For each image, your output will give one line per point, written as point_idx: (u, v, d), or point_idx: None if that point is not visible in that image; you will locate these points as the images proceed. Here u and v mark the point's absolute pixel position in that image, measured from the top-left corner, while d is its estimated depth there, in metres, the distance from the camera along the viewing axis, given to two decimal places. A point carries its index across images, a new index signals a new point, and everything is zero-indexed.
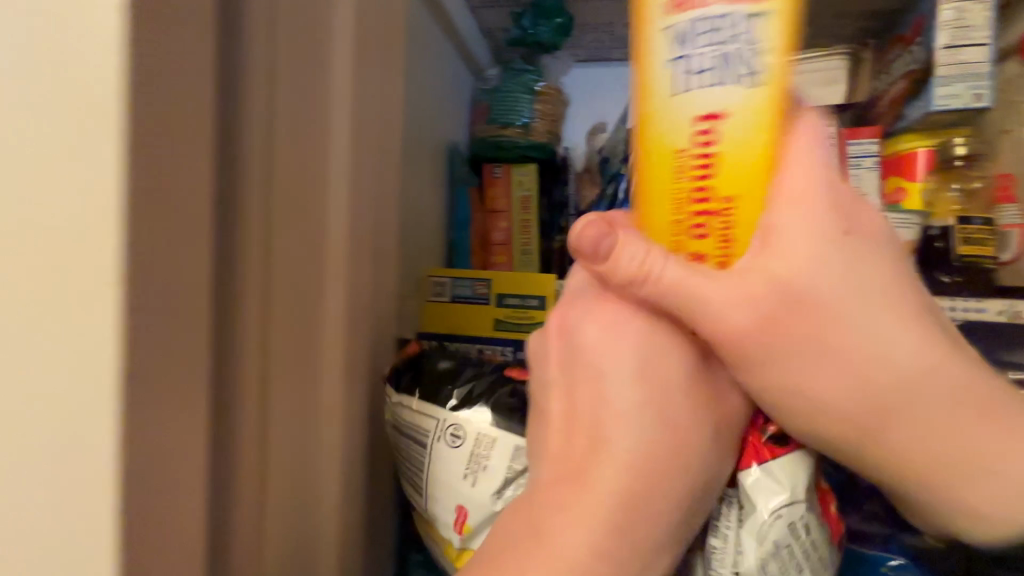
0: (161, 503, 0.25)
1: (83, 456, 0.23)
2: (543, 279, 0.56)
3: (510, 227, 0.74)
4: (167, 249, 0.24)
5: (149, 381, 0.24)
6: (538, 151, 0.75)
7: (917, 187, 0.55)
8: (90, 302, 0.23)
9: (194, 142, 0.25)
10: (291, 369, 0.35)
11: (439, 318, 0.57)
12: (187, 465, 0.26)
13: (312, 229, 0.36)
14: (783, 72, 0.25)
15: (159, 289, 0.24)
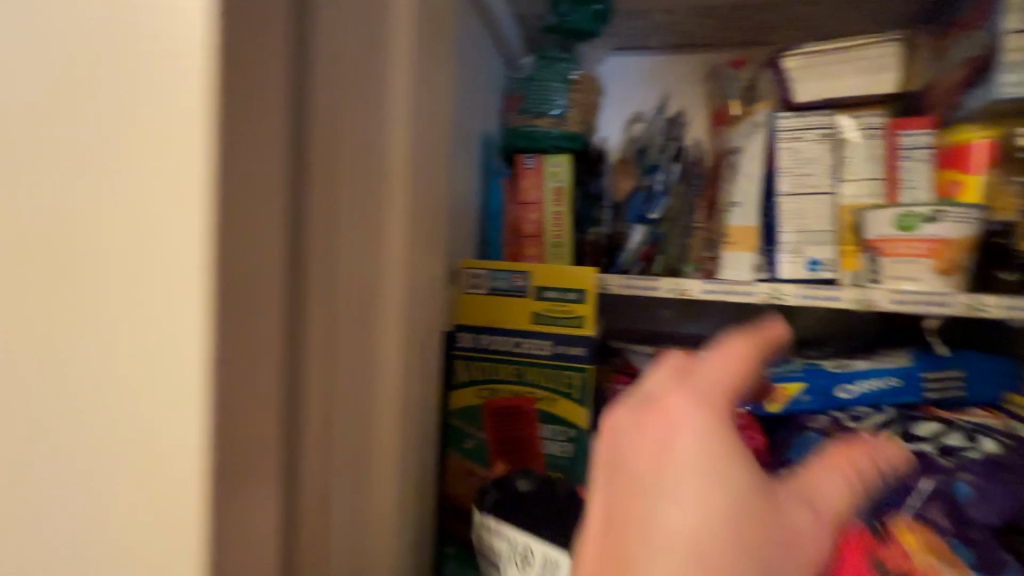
0: (244, 472, 0.26)
1: (173, 451, 0.25)
2: (584, 274, 0.55)
3: (541, 219, 0.72)
4: (249, 234, 0.25)
5: (234, 382, 0.25)
6: (569, 142, 0.73)
7: (975, 179, 0.57)
8: (181, 308, 0.24)
9: (272, 152, 0.26)
10: (349, 366, 0.36)
11: (477, 309, 0.57)
12: (260, 442, 0.27)
13: (362, 227, 0.37)
14: None
15: (241, 294, 0.25)
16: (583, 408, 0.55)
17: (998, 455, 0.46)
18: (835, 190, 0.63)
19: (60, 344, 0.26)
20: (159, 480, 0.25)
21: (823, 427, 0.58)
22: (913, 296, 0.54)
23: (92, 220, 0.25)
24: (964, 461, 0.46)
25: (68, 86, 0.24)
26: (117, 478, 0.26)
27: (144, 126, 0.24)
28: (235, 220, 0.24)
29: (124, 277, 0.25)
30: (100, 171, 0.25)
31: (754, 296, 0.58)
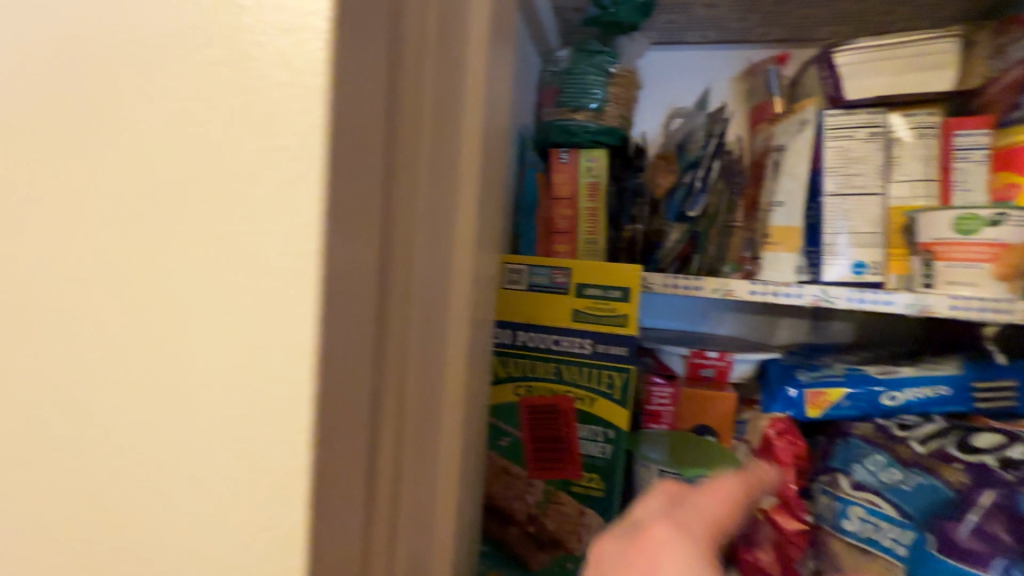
0: (343, 511, 0.22)
1: (265, 490, 0.20)
2: (628, 271, 0.53)
3: (575, 216, 0.71)
4: (357, 227, 0.20)
5: (335, 410, 0.20)
6: (606, 137, 0.71)
7: None
8: (279, 314, 0.19)
9: (374, 120, 0.21)
10: (435, 386, 0.30)
11: (515, 305, 0.56)
12: (356, 477, 0.22)
13: (452, 213, 0.30)
14: None
15: (344, 298, 0.20)
16: (624, 410, 0.54)
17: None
18: (885, 191, 0.61)
19: (115, 353, 0.22)
20: (246, 523, 0.21)
21: (867, 434, 0.55)
22: (970, 302, 0.52)
23: (150, 212, 0.21)
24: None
25: (123, 51, 0.20)
26: (179, 513, 0.22)
27: (226, 89, 0.19)
28: (343, 207, 0.19)
29: (196, 279, 0.20)
30: (165, 150, 0.20)
31: (801, 299, 0.56)
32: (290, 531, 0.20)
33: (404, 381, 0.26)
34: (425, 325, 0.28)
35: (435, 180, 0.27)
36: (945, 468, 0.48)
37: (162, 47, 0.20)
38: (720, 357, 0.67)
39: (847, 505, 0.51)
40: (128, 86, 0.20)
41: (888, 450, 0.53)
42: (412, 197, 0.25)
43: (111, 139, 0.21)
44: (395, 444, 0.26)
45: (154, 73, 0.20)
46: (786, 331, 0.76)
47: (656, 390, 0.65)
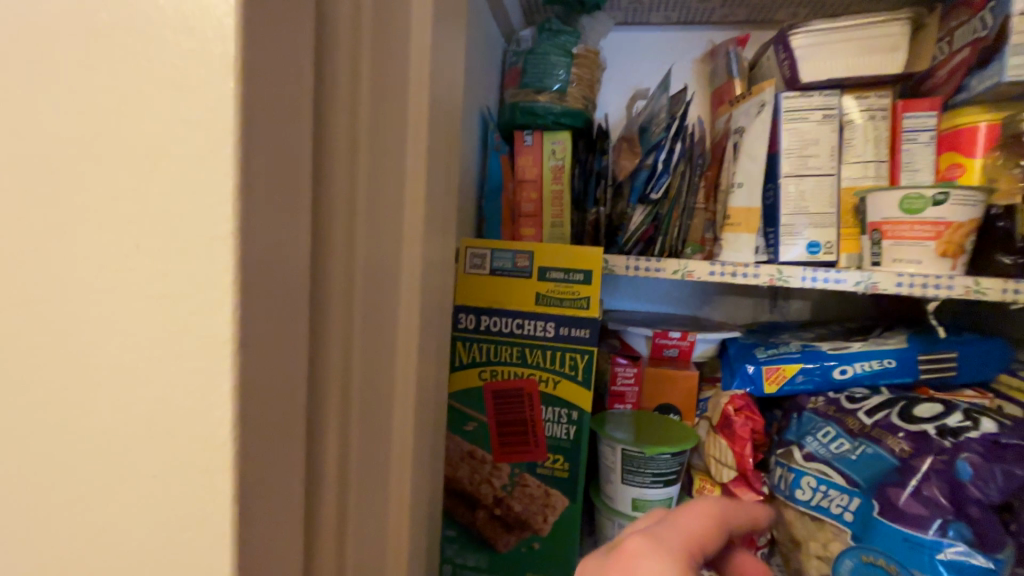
0: (280, 501, 0.21)
1: (191, 492, 0.19)
2: (590, 254, 0.53)
3: (540, 199, 0.72)
4: (285, 207, 0.20)
5: (261, 406, 0.19)
6: (569, 119, 0.71)
7: (976, 163, 0.57)
8: (196, 305, 0.18)
9: (298, 101, 0.20)
10: (384, 378, 0.29)
11: (478, 290, 0.55)
12: (292, 466, 0.21)
13: (399, 200, 0.29)
14: None
15: (265, 288, 0.19)
16: (586, 390, 0.54)
17: (997, 433, 0.46)
18: (838, 172, 0.63)
19: (23, 352, 0.20)
20: (171, 529, 0.20)
21: (818, 407, 0.57)
22: (914, 279, 0.54)
23: (55, 191, 0.19)
24: (965, 440, 0.46)
25: (19, 22, 0.19)
26: (98, 520, 0.20)
27: (134, 64, 0.18)
28: (262, 193, 0.18)
29: (107, 272, 0.19)
30: (67, 130, 0.19)
31: (756, 278, 0.57)
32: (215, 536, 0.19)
33: (346, 373, 0.25)
34: (370, 316, 0.27)
35: (375, 166, 0.26)
36: (889, 436, 0.50)
37: (58, 16, 0.18)
38: (682, 337, 0.68)
39: (798, 475, 0.53)
40: (24, 60, 0.19)
41: (840, 424, 0.54)
42: (348, 187, 0.25)
43: (11, 117, 0.19)
44: (336, 438, 0.25)
45: (54, 45, 0.18)
46: (747, 310, 0.78)
47: (620, 369, 0.66)
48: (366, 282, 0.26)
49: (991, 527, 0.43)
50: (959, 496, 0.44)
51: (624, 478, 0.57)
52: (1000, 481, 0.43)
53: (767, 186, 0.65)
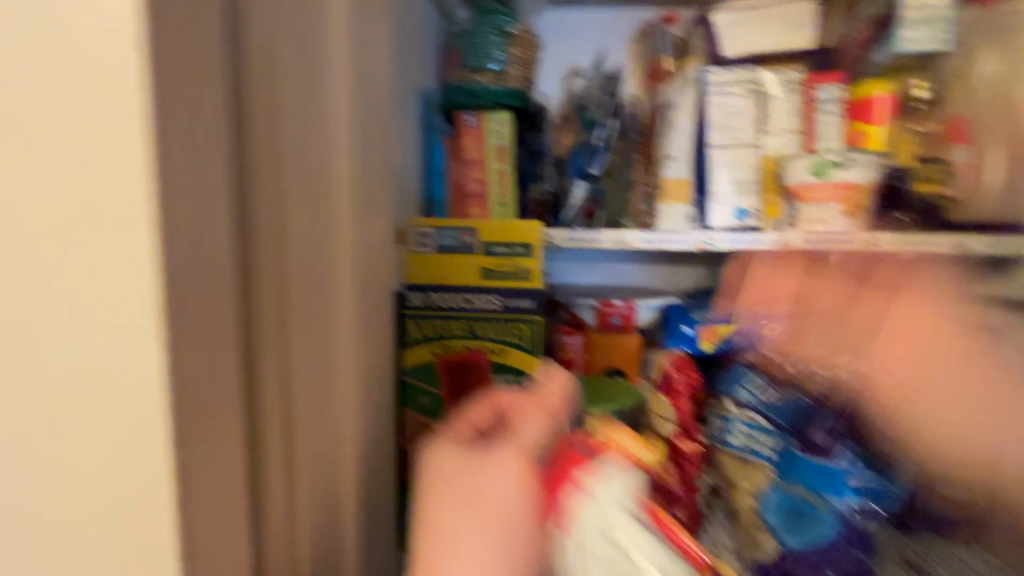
0: (212, 437, 0.24)
1: (129, 434, 0.22)
2: (530, 227, 0.56)
3: (485, 178, 0.72)
4: (197, 181, 0.23)
5: (189, 353, 0.23)
6: (512, 99, 0.72)
7: (879, 131, 0.62)
8: (125, 264, 0.21)
9: (209, 92, 0.23)
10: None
11: (423, 267, 0.57)
12: (220, 410, 0.25)
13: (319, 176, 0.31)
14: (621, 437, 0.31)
15: (188, 251, 0.22)
16: (534, 356, 0.57)
17: (887, 370, 0.55)
18: (759, 142, 0.67)
19: None
20: (117, 470, 0.23)
21: (747, 362, 0.62)
22: (826, 237, 0.59)
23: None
24: (863, 379, 0.54)
25: None
26: (52, 463, 0.23)
27: (53, 58, 0.20)
28: (177, 168, 0.21)
29: (45, 244, 0.21)
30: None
31: (686, 244, 0.61)
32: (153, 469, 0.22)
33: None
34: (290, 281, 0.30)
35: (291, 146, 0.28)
36: (803, 381, 0.57)
37: None
38: (625, 304, 0.73)
39: (730, 422, 0.59)
40: None
41: (765, 374, 0.60)
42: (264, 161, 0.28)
43: None
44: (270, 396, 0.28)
45: None
46: (686, 276, 0.83)
47: (569, 340, 0.69)
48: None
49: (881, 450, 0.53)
50: None
51: None
52: (885, 413, 0.53)
53: (697, 158, 0.68)
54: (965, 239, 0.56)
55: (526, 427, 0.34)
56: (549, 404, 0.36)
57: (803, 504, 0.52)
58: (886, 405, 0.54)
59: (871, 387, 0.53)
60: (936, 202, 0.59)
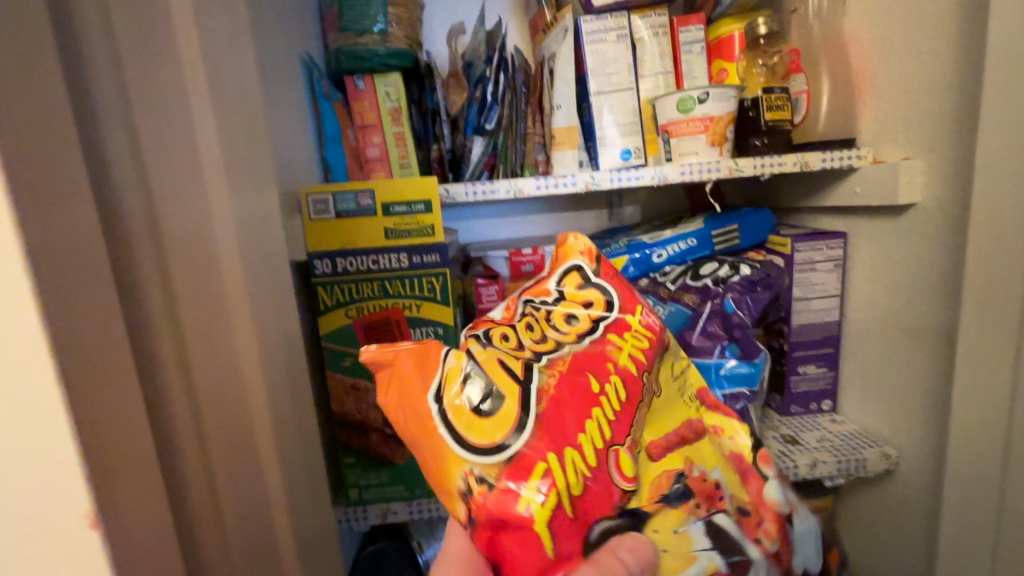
0: (117, 434, 0.22)
1: (26, 473, 0.20)
2: (426, 185, 0.58)
3: (384, 142, 0.74)
4: (46, 149, 0.19)
5: (81, 342, 0.20)
6: (398, 60, 0.72)
7: (733, 66, 0.71)
8: None
9: (41, 32, 0.19)
10: (220, 327, 0.31)
11: (327, 235, 0.58)
12: (124, 403, 0.22)
13: (192, 145, 0.30)
14: (505, 419, 0.34)
15: (45, 225, 0.19)
16: (447, 307, 0.61)
17: (749, 275, 0.63)
18: (636, 86, 0.72)
19: None
20: (2, 492, 0.20)
21: (643, 287, 0.70)
22: (693, 167, 0.65)
23: None
24: (729, 284, 0.63)
25: None
26: None
27: None
28: (20, 124, 0.18)
29: None
30: None
31: (574, 185, 0.66)
32: (71, 515, 0.20)
33: (173, 326, 0.27)
34: (180, 255, 0.28)
35: (159, 136, 0.28)
36: (684, 296, 0.64)
37: None
38: (534, 252, 0.77)
39: None
40: None
41: (654, 296, 0.66)
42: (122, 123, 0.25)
43: None
44: (181, 392, 0.28)
45: None
46: (589, 220, 0.89)
47: (483, 290, 0.73)
48: (176, 240, 0.28)
49: (747, 343, 0.61)
50: (729, 326, 0.61)
51: None
52: (748, 308, 0.61)
53: (581, 107, 0.74)
54: (807, 156, 0.63)
55: (595, 317, 0.40)
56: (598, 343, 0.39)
57: None
58: (749, 304, 0.62)
59: (732, 289, 0.62)
60: (781, 126, 0.66)
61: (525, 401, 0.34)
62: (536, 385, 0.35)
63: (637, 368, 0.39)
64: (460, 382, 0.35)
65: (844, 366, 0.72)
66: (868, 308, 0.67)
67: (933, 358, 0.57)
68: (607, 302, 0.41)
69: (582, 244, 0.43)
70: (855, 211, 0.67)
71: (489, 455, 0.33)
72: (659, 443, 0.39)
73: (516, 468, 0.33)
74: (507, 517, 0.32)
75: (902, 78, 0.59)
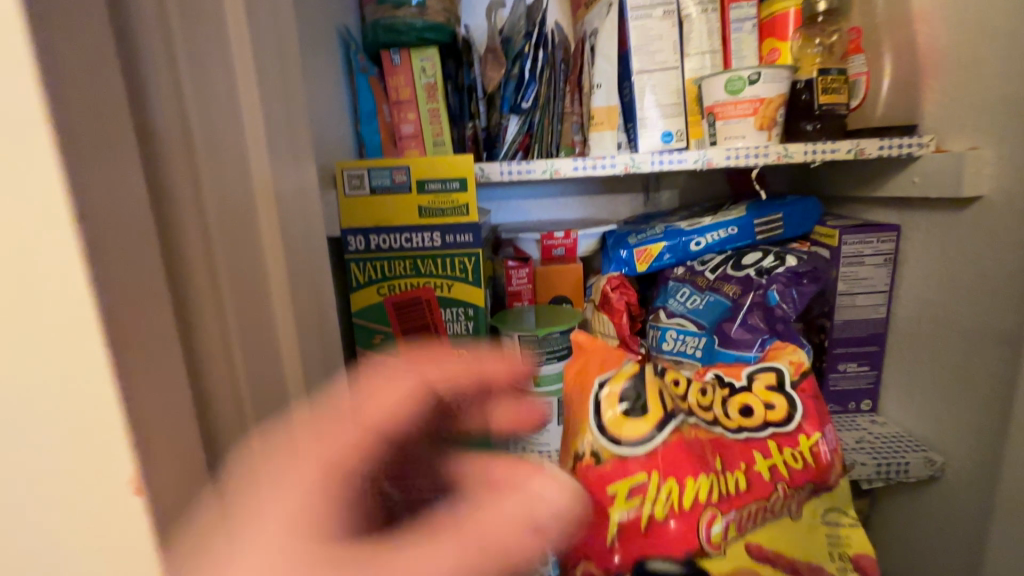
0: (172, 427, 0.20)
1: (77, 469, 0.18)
2: (462, 162, 0.57)
3: (418, 119, 0.73)
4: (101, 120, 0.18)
5: (136, 326, 0.19)
6: (434, 33, 0.70)
7: (787, 46, 0.67)
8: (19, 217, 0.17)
9: None
10: None
11: (362, 211, 0.57)
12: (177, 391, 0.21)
13: None
14: (642, 428, 0.42)
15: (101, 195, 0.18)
16: (478, 288, 0.60)
17: (795, 266, 0.62)
18: (681, 65, 0.69)
19: None
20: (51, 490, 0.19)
21: (680, 276, 0.69)
22: (739, 151, 0.62)
23: None
24: (773, 275, 0.62)
25: None
26: None
27: None
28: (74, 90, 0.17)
29: None
30: None
31: (613, 168, 0.63)
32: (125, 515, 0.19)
33: None
34: None
35: None
36: (724, 285, 0.65)
37: None
38: (567, 236, 0.75)
39: (664, 331, 0.65)
40: None
41: (692, 284, 0.67)
42: None
43: None
44: None
45: None
46: (624, 204, 0.87)
47: (514, 272, 0.72)
48: None
49: (788, 336, 0.60)
50: (771, 317, 0.60)
51: None
52: (792, 299, 0.60)
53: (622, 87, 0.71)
54: (862, 143, 0.60)
55: (769, 422, 0.44)
56: (755, 433, 0.44)
57: None
58: (791, 300, 0.61)
59: (774, 279, 0.62)
60: (838, 110, 0.62)
61: (661, 425, 0.43)
62: (675, 430, 0.43)
63: (771, 479, 0.42)
64: (629, 384, 0.44)
65: (888, 365, 0.69)
66: (919, 307, 0.63)
67: (992, 364, 0.54)
68: (789, 415, 0.44)
69: (800, 363, 0.47)
70: (912, 203, 0.63)
71: (615, 441, 0.42)
72: (758, 541, 0.41)
73: (627, 463, 0.41)
74: (601, 491, 0.41)
75: (971, 61, 0.55)
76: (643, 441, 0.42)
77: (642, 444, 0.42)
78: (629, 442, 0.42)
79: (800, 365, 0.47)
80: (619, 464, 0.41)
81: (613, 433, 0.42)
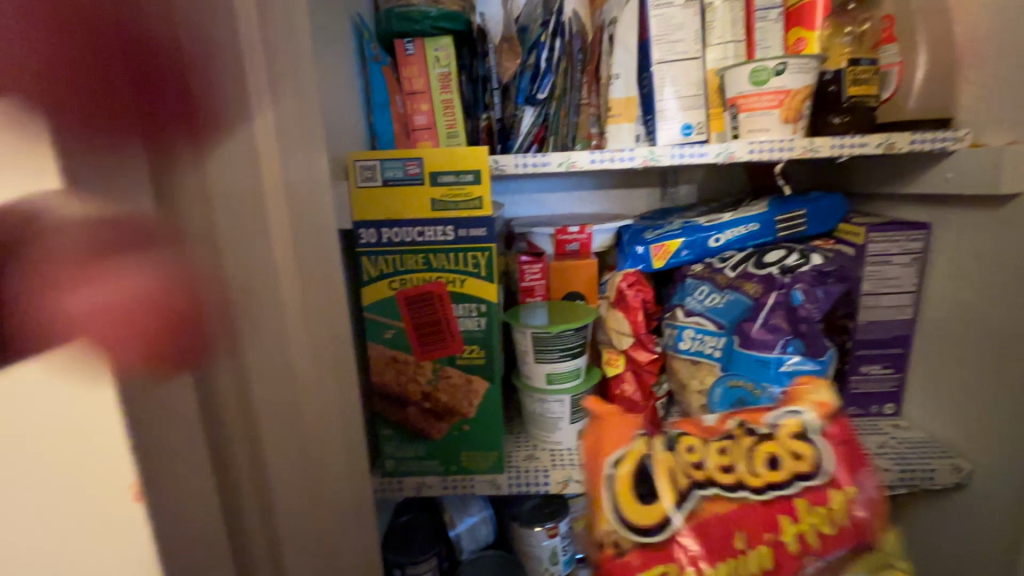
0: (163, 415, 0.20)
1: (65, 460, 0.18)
2: (476, 155, 0.55)
3: (431, 110, 0.71)
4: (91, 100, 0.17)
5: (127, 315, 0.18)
6: (449, 23, 0.68)
7: (814, 36, 0.63)
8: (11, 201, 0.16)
9: None
10: None
11: (373, 203, 0.56)
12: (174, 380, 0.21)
13: None
14: (660, 509, 0.38)
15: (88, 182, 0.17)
16: (490, 283, 0.59)
17: (821, 265, 0.60)
18: (703, 55, 0.67)
19: None
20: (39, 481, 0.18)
21: (698, 273, 0.67)
22: (764, 145, 0.60)
23: None
24: (798, 273, 0.60)
25: None
26: None
27: None
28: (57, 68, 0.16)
29: None
30: None
31: (631, 161, 0.61)
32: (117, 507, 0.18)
33: None
34: None
35: None
36: (745, 284, 0.63)
37: None
38: (581, 230, 0.72)
39: (681, 330, 0.64)
40: None
41: (711, 282, 0.65)
42: None
43: None
44: None
45: None
46: (641, 199, 0.85)
47: (527, 268, 0.72)
48: None
49: (813, 338, 0.59)
50: (796, 318, 0.59)
51: (537, 357, 0.64)
52: (817, 301, 0.58)
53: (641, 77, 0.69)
54: (894, 137, 0.57)
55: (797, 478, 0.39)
56: (784, 497, 0.39)
57: (743, 394, 0.59)
58: (815, 301, 0.59)
59: (799, 280, 0.59)
60: (868, 103, 0.60)
61: (681, 500, 0.38)
62: (697, 506, 0.39)
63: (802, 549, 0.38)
64: (637, 464, 0.40)
65: (913, 368, 0.66)
66: (948, 308, 0.61)
67: None
68: (817, 466, 0.39)
69: (829, 404, 0.41)
70: (944, 200, 0.61)
71: (633, 530, 0.38)
72: None
73: (651, 549, 0.38)
74: None
75: (1011, 51, 0.53)
76: (665, 523, 0.38)
77: (663, 527, 0.38)
78: (650, 527, 0.38)
79: (831, 404, 0.41)
80: (641, 552, 0.38)
81: (631, 520, 0.39)
